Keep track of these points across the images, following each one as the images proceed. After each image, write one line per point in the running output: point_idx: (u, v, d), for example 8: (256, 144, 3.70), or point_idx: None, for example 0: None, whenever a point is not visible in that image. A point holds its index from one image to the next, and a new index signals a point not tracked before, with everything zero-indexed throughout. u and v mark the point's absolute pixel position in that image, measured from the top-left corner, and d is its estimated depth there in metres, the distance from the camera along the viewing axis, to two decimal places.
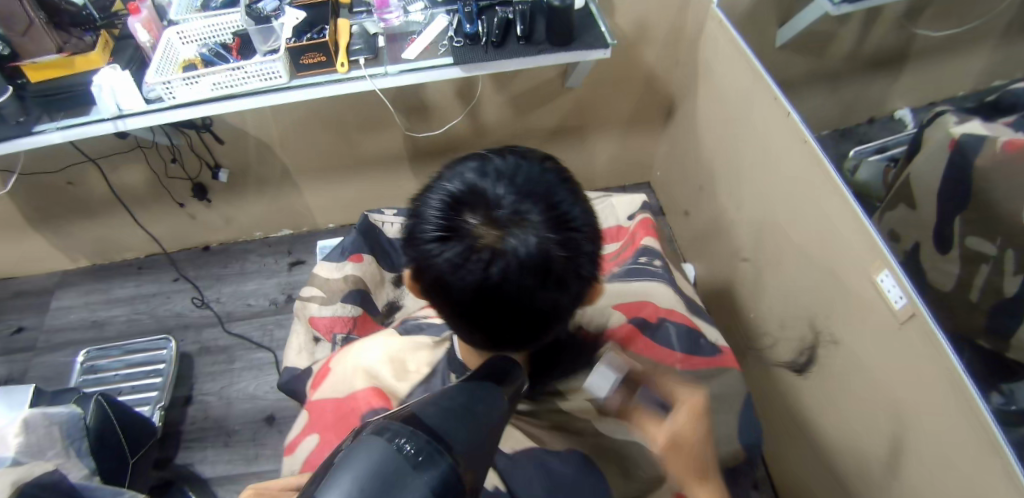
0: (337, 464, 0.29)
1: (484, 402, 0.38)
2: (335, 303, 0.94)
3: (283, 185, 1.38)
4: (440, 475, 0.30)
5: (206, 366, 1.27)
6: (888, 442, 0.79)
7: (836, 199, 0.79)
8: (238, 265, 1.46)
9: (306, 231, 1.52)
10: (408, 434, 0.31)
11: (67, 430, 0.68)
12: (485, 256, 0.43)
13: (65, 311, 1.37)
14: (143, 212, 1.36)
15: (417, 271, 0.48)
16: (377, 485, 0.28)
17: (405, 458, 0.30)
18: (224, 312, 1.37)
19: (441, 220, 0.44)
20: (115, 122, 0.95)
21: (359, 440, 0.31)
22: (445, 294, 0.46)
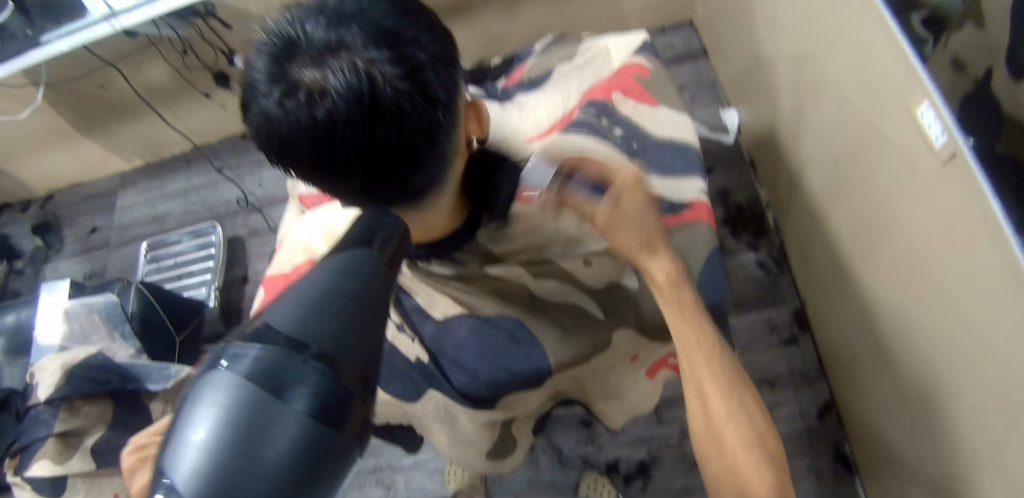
0: (192, 410, 0.27)
1: (364, 274, 0.34)
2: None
3: None
4: (311, 393, 0.28)
5: (258, 247, 1.37)
6: (919, 290, 0.74)
7: (872, 19, 0.69)
8: None
9: None
10: (267, 361, 0.28)
11: (108, 317, 0.79)
12: (309, 97, 0.38)
13: (130, 208, 1.50)
14: (174, 108, 1.40)
15: (260, 137, 0.44)
16: (235, 436, 0.26)
17: (258, 393, 0.27)
18: (268, 196, 1.43)
19: (261, 75, 0.40)
20: (110, 23, 0.97)
21: (206, 384, 0.28)
22: (286, 150, 0.42)
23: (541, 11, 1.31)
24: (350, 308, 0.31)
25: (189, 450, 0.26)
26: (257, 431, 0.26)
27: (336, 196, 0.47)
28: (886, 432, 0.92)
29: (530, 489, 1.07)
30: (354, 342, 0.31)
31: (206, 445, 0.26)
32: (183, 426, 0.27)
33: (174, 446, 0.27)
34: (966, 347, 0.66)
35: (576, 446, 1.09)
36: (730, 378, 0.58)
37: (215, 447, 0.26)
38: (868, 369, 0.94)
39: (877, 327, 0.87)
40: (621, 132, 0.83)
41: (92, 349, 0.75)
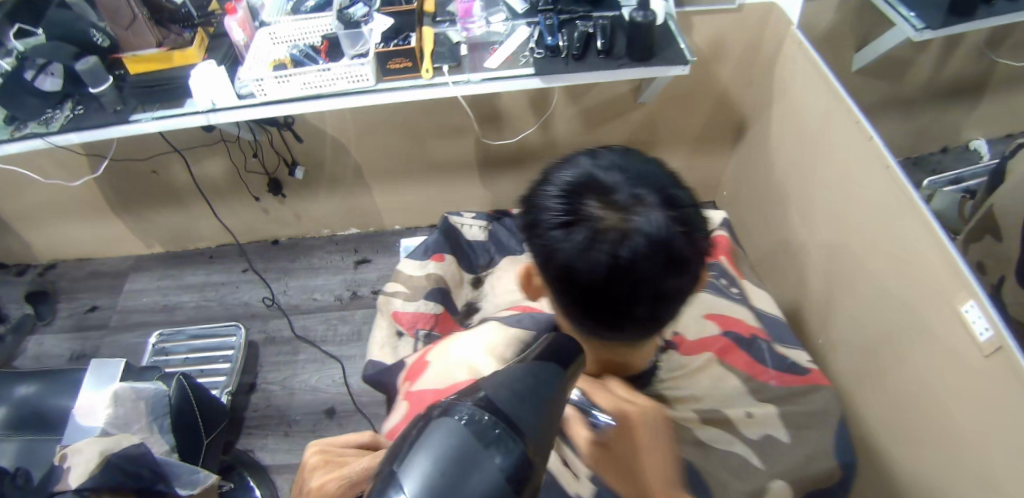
0: (407, 461, 0.26)
1: (564, 376, 0.34)
2: (419, 300, 0.89)
3: (355, 185, 1.41)
4: (512, 461, 0.27)
5: (271, 356, 1.30)
6: (960, 478, 0.77)
7: (915, 223, 0.82)
8: (306, 260, 1.49)
9: (373, 230, 1.53)
10: (481, 427, 0.28)
11: (152, 407, 0.73)
12: (608, 237, 0.46)
13: (138, 294, 1.44)
14: (220, 204, 1.42)
15: (542, 262, 0.50)
16: (449, 479, 0.25)
17: (474, 440, 0.27)
18: (292, 303, 1.40)
19: (564, 205, 0.47)
20: (207, 115, 1.00)
21: (426, 431, 0.28)
22: (573, 281, 0.49)
23: None
24: (551, 404, 0.31)
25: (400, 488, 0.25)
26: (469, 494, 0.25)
27: (569, 314, 0.54)
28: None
29: None
30: (549, 428, 0.30)
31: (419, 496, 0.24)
32: (396, 467, 0.26)
33: (386, 476, 0.26)
34: None
35: None
36: None
37: (427, 483, 0.25)
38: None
39: None
40: (737, 291, 0.97)
41: (133, 440, 0.68)
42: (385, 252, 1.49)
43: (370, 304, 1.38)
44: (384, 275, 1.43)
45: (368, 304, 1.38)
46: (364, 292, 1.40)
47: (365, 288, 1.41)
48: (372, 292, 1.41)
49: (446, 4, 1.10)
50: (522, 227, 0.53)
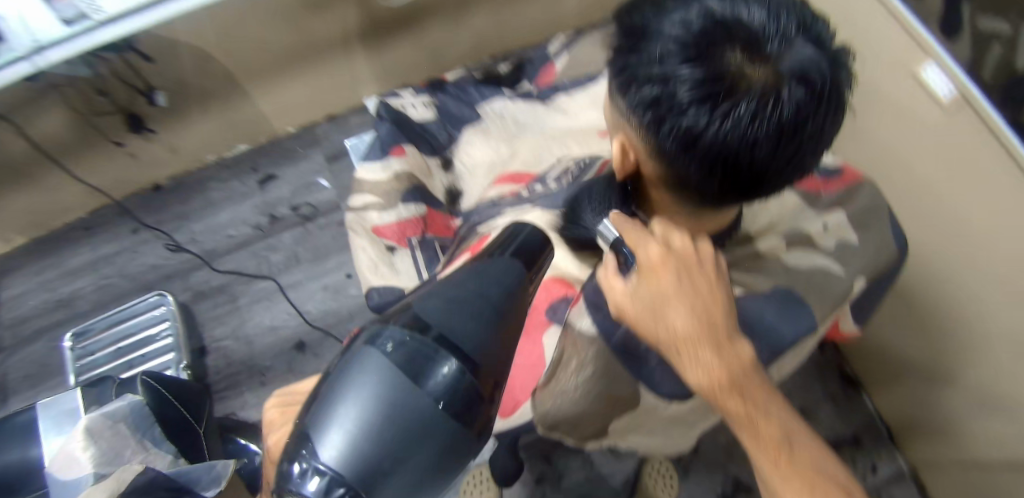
0: (348, 383, 0.30)
1: (504, 287, 0.37)
2: (397, 205, 0.79)
3: (230, 95, 1.12)
4: (442, 390, 0.30)
5: (209, 311, 1.14)
6: (950, 257, 0.80)
7: (878, 13, 0.80)
8: (202, 196, 1.24)
9: (266, 142, 1.27)
10: (413, 350, 0.31)
11: (135, 422, 0.64)
12: (775, 95, 0.41)
13: (20, 298, 1.19)
14: (80, 165, 1.11)
15: (675, 144, 0.45)
16: (379, 414, 0.29)
17: (404, 374, 0.30)
18: (205, 250, 1.19)
19: (706, 70, 0.41)
20: (33, 59, 0.72)
21: (358, 358, 0.32)
22: (721, 159, 0.44)
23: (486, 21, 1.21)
24: (490, 318, 0.35)
25: (332, 425, 0.29)
26: (403, 415, 0.29)
27: (694, 193, 0.51)
28: (905, 376, 0.98)
29: (590, 489, 1.05)
30: (490, 347, 0.34)
31: (356, 417, 0.29)
32: (335, 399, 0.30)
33: (322, 406, 0.30)
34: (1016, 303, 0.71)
35: None
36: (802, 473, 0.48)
37: (357, 427, 0.28)
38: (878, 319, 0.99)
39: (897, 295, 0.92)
40: None
41: (137, 468, 0.57)
42: (289, 161, 1.26)
43: (295, 224, 1.20)
44: (298, 188, 1.24)
45: (293, 224, 1.20)
46: (284, 211, 1.21)
47: (284, 208, 1.22)
48: (292, 208, 1.22)
49: None
50: (632, 111, 0.46)
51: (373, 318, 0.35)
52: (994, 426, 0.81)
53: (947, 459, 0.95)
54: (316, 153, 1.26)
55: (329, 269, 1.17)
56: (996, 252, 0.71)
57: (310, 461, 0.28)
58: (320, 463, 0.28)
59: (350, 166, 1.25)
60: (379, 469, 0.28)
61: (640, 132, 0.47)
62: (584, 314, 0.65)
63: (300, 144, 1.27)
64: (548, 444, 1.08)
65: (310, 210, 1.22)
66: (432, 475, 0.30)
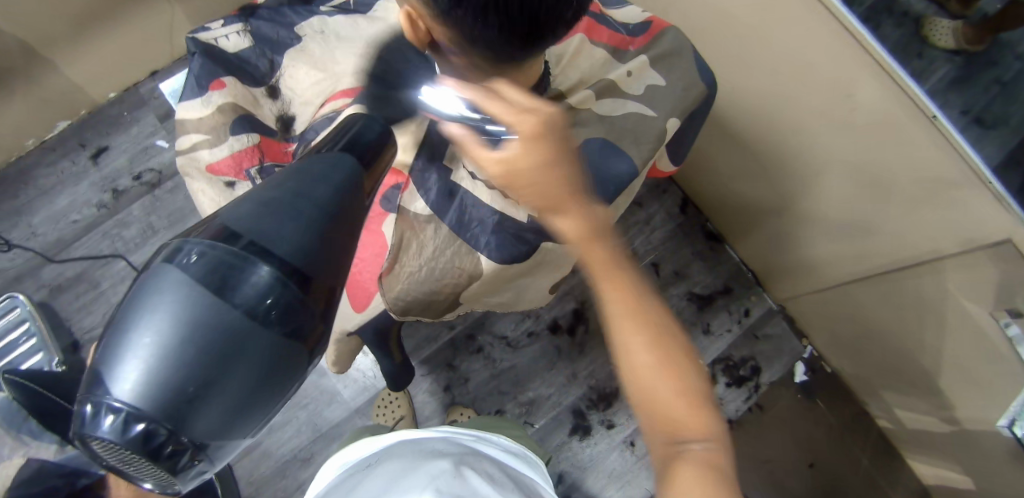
0: (144, 309, 0.30)
1: (334, 186, 0.37)
2: (228, 138, 0.65)
3: (34, 70, 0.98)
4: (250, 297, 0.31)
5: (71, 303, 1.05)
6: (786, 114, 0.86)
7: None
8: (28, 185, 1.10)
9: (86, 114, 1.14)
10: (218, 261, 0.31)
11: None
12: None
13: None
14: None
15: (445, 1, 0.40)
16: (176, 342, 0.29)
17: (205, 292, 0.30)
18: (51, 243, 1.08)
19: None
20: None
21: (158, 284, 0.31)
22: (500, 7, 0.40)
23: None
24: (313, 219, 0.35)
25: (130, 358, 0.29)
26: (200, 337, 0.29)
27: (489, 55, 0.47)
28: (761, 222, 1.11)
29: (497, 381, 1.19)
30: (311, 249, 0.34)
31: (150, 345, 0.29)
32: (132, 335, 0.30)
33: (123, 339, 0.30)
34: (853, 143, 0.79)
35: (517, 326, 1.21)
36: (660, 330, 0.49)
37: (157, 355, 0.29)
38: (731, 179, 1.10)
39: (744, 148, 0.99)
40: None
41: None
42: (117, 129, 1.14)
43: (142, 193, 1.11)
44: (135, 154, 1.13)
45: (140, 194, 1.11)
46: (126, 183, 1.11)
47: (124, 179, 1.11)
48: (134, 178, 1.12)
49: None
50: None
51: (183, 231, 0.35)
52: (836, 248, 0.96)
53: (804, 285, 1.12)
54: (145, 115, 1.15)
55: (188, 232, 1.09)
56: (828, 108, 0.79)
57: (108, 398, 0.29)
58: (116, 400, 0.29)
59: None
60: (180, 393, 0.29)
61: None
62: (416, 197, 0.67)
63: (125, 107, 1.15)
64: (449, 352, 1.19)
65: (154, 175, 1.12)
66: (248, 390, 0.31)
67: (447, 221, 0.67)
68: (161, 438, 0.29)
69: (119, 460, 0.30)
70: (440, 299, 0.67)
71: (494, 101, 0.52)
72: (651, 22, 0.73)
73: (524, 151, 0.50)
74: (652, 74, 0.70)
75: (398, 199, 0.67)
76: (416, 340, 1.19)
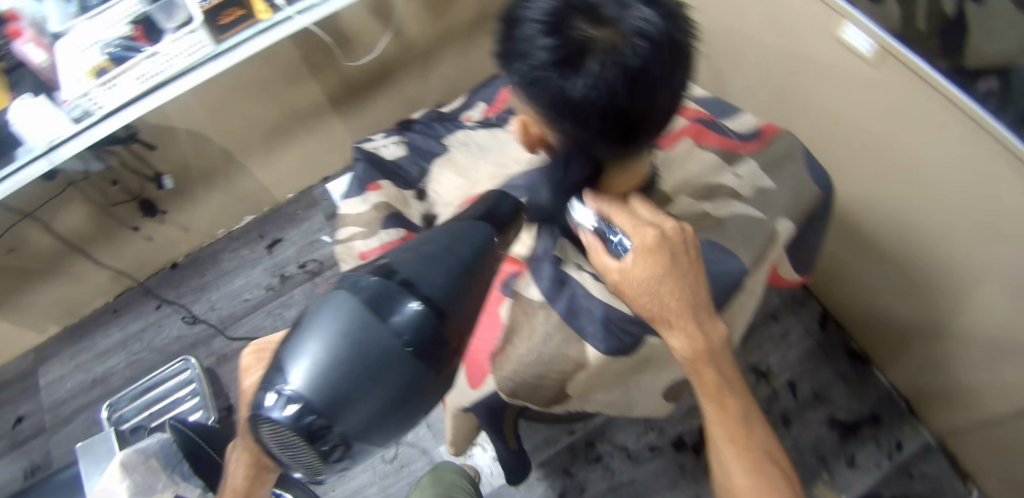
0: (322, 323, 0.42)
1: (468, 253, 0.49)
2: (379, 231, 0.69)
3: (230, 170, 1.24)
4: (400, 327, 0.42)
5: (233, 372, 1.22)
6: (927, 225, 0.80)
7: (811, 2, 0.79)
8: (216, 268, 1.35)
9: (269, 210, 1.38)
10: (379, 295, 0.43)
11: (164, 461, 0.80)
12: (615, 50, 0.42)
13: (59, 383, 1.29)
14: (103, 252, 1.24)
15: (553, 107, 0.46)
16: (343, 349, 0.40)
17: (367, 317, 0.42)
18: (225, 317, 1.28)
19: (555, 36, 0.42)
20: (48, 158, 0.88)
21: (334, 308, 0.43)
22: (591, 112, 0.45)
23: (454, 67, 1.31)
24: (453, 275, 0.46)
25: (307, 359, 0.41)
26: (360, 348, 0.41)
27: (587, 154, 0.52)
28: (913, 344, 1.00)
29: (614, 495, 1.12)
30: (448, 294, 0.45)
31: (322, 351, 0.41)
32: (310, 341, 0.42)
33: (303, 345, 0.42)
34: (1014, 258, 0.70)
35: (640, 438, 1.16)
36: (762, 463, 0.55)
37: (329, 359, 0.40)
38: (872, 290, 1.02)
39: (886, 257, 0.92)
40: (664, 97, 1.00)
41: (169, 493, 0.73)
42: (292, 223, 1.36)
43: (304, 280, 1.29)
44: (303, 246, 1.33)
45: (302, 281, 1.29)
46: (293, 270, 1.30)
47: (291, 266, 1.30)
48: (300, 266, 1.31)
49: None
50: (511, 79, 0.48)
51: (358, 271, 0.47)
52: (1007, 375, 0.82)
53: (971, 418, 0.97)
54: (316, 213, 1.37)
55: None
56: (975, 216, 0.73)
57: (289, 385, 0.40)
58: (294, 388, 0.40)
59: None
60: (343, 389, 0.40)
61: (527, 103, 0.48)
62: (531, 283, 0.72)
63: (300, 206, 1.38)
64: (566, 457, 1.15)
65: (315, 266, 1.30)
66: (384, 396, 0.41)
67: (557, 310, 0.69)
68: (323, 417, 0.39)
69: (287, 438, 0.41)
70: (546, 386, 0.68)
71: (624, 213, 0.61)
72: (759, 128, 0.75)
73: (643, 260, 0.56)
74: (763, 179, 0.70)
75: (514, 287, 0.73)
76: (535, 441, 1.17)
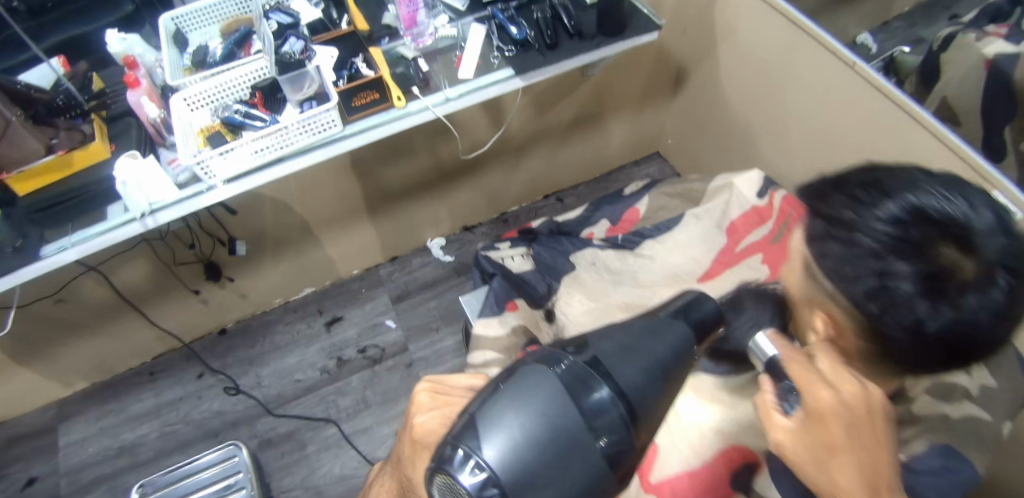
0: (516, 391, 0.33)
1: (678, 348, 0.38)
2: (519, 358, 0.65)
3: (304, 243, 1.20)
4: (606, 423, 0.32)
5: (277, 460, 1.14)
6: None
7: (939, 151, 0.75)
8: (267, 341, 1.28)
9: (331, 284, 1.34)
10: (579, 376, 0.34)
11: None
12: (991, 286, 0.39)
13: (79, 446, 1.19)
14: (153, 310, 1.17)
15: (905, 335, 0.42)
16: (539, 430, 0.31)
17: (567, 399, 0.32)
18: (273, 395, 1.22)
19: (927, 268, 0.40)
20: (145, 220, 0.79)
21: (527, 375, 0.34)
22: (948, 344, 0.42)
23: (540, 164, 1.32)
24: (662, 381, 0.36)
25: (494, 431, 0.31)
26: (557, 435, 0.31)
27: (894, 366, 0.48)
28: None
29: None
30: (652, 396, 0.35)
31: (514, 426, 0.31)
32: (498, 407, 0.33)
33: (486, 409, 0.33)
34: None
35: None
36: None
37: (521, 439, 0.31)
38: None
39: None
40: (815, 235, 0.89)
41: None
42: (354, 303, 1.31)
43: (363, 366, 1.23)
44: (364, 329, 1.28)
45: (361, 367, 1.23)
46: (351, 354, 1.25)
47: (350, 350, 1.25)
48: (360, 350, 1.26)
49: (377, 17, 0.97)
50: (835, 287, 0.45)
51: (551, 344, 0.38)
52: None
53: None
54: (380, 294, 1.32)
55: (397, 413, 1.18)
56: None
57: (474, 450, 0.31)
58: (480, 459, 0.31)
59: (414, 305, 1.30)
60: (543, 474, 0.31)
61: (854, 317, 0.45)
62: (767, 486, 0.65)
63: (363, 284, 1.34)
64: None
65: (376, 352, 1.25)
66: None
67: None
68: None
69: None
70: None
71: (800, 361, 0.47)
72: None
73: (823, 426, 0.43)
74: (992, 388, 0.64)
75: (749, 483, 0.67)
76: None
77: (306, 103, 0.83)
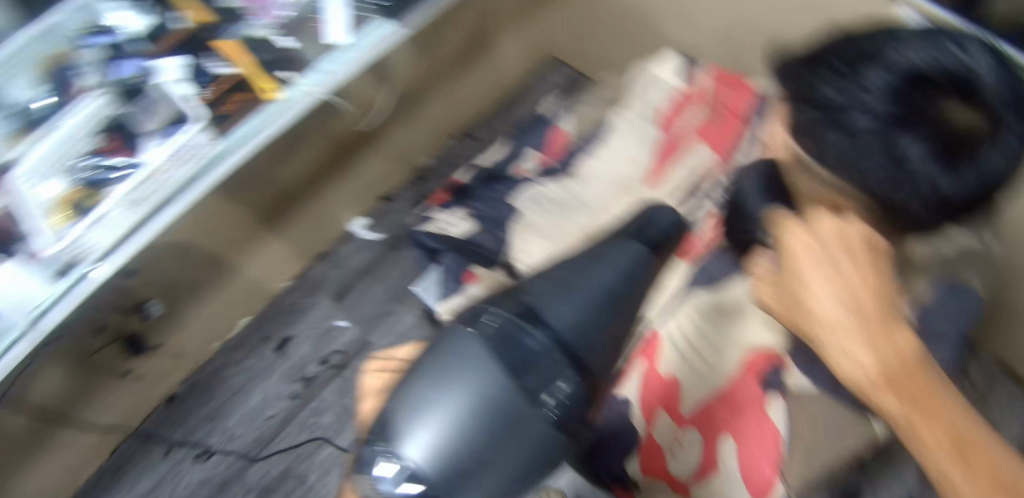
0: (441, 393, 0.37)
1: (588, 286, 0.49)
2: None
3: (217, 274, 1.06)
4: (523, 391, 0.38)
5: None
6: None
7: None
8: (221, 390, 1.16)
9: (265, 306, 1.21)
10: (498, 341, 0.40)
11: None
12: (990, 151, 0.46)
13: None
14: (85, 408, 1.01)
15: (929, 210, 0.47)
16: (466, 427, 0.36)
17: (491, 395, 0.37)
18: (251, 440, 1.12)
19: (936, 153, 0.46)
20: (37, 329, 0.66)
21: (450, 352, 0.39)
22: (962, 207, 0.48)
23: (441, 107, 1.22)
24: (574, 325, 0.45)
25: (420, 437, 0.36)
26: (484, 422, 0.36)
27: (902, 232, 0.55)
28: None
29: None
30: (566, 335, 0.44)
31: (439, 428, 0.36)
32: (423, 413, 0.37)
33: (413, 420, 0.37)
34: None
35: None
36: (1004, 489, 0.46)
37: (449, 443, 0.35)
38: None
39: None
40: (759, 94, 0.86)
41: None
42: (297, 316, 1.21)
43: (333, 376, 1.16)
44: (319, 339, 1.19)
45: (331, 378, 1.16)
46: (315, 369, 1.17)
47: (313, 365, 1.17)
48: (322, 362, 1.17)
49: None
50: (855, 188, 0.50)
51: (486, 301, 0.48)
52: None
53: None
54: (321, 298, 1.22)
55: None
56: None
57: (401, 453, 0.36)
58: (408, 459, 0.36)
59: (361, 296, 1.22)
60: (463, 463, 0.35)
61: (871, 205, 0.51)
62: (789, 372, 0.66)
63: (300, 294, 1.23)
64: None
65: (339, 357, 1.18)
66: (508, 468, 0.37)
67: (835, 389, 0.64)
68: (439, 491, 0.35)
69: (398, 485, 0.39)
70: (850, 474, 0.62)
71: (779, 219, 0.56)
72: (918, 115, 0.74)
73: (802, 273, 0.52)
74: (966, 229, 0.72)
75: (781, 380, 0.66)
76: None
77: (170, 127, 0.74)
